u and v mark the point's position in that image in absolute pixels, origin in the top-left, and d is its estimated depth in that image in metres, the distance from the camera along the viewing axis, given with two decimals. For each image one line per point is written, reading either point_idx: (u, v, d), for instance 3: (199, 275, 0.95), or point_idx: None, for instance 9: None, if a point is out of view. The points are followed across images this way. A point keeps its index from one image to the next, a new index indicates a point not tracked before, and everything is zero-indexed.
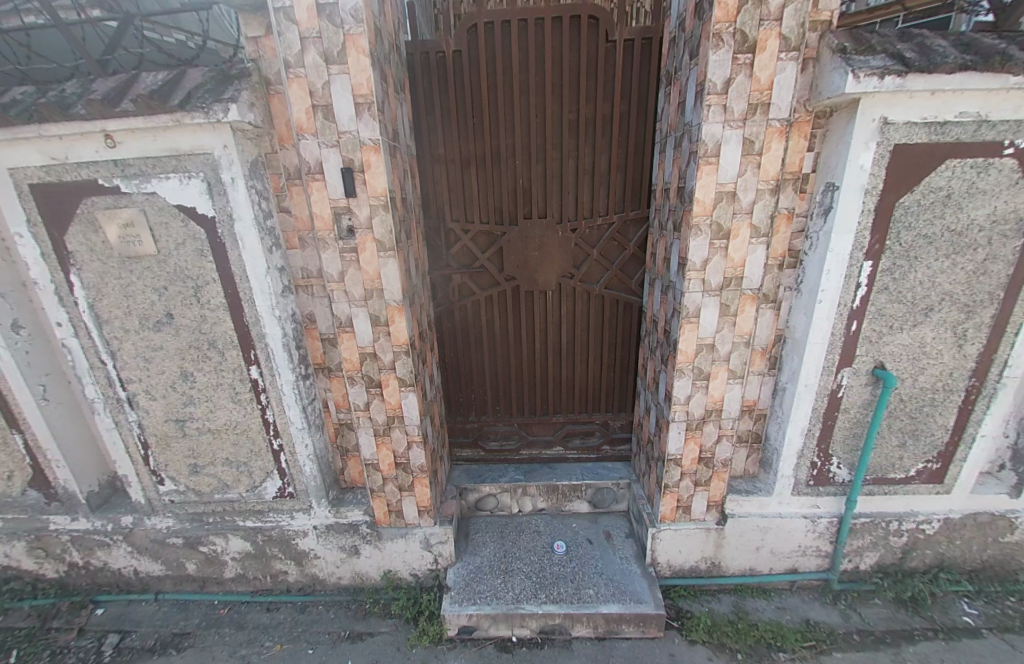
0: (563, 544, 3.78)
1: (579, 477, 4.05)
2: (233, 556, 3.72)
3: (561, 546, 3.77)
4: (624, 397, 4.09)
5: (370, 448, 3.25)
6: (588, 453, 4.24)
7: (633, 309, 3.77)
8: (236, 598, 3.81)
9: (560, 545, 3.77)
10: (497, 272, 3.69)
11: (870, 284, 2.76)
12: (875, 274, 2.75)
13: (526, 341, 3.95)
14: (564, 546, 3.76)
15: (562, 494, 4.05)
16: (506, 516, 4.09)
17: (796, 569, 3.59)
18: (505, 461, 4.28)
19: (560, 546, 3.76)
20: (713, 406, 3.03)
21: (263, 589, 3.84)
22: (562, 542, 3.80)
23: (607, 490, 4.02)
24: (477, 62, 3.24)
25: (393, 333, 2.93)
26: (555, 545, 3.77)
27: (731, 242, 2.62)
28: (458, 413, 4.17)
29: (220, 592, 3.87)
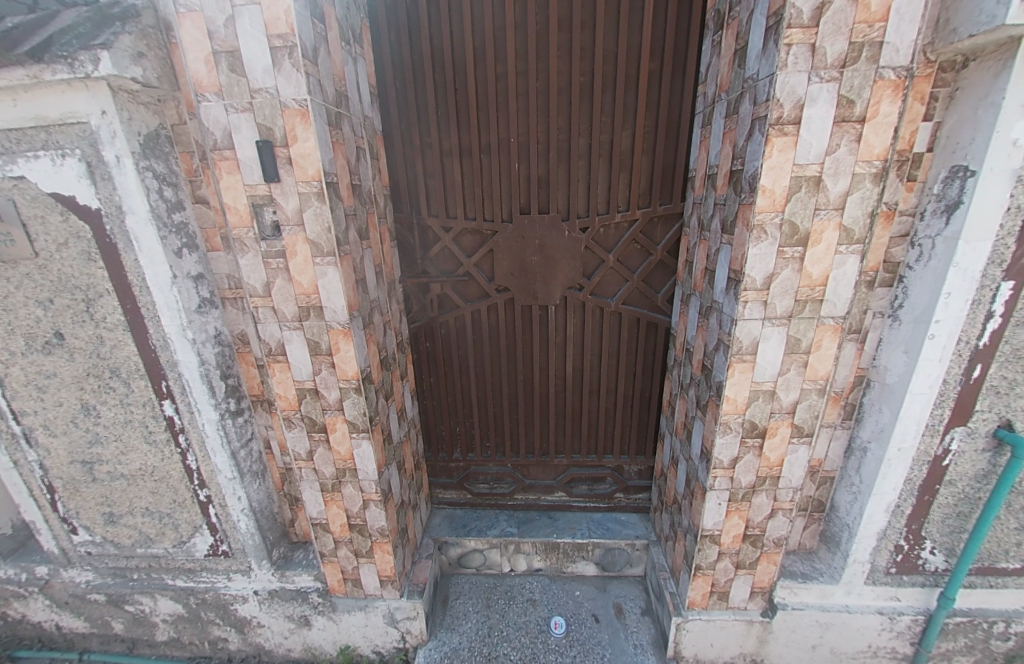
0: (561, 622, 3.20)
1: (585, 533, 3.36)
2: (163, 618, 3.09)
3: (559, 623, 3.19)
4: (644, 437, 3.31)
5: (316, 505, 2.55)
6: (598, 502, 3.52)
7: (658, 332, 2.97)
8: None
9: (558, 622, 3.19)
10: (487, 282, 2.95)
11: (1006, 315, 1.93)
12: (1016, 301, 1.91)
13: (523, 367, 3.19)
14: (563, 626, 3.17)
15: (563, 553, 3.40)
16: (494, 575, 3.54)
17: None
18: (497, 508, 3.62)
19: (557, 624, 3.18)
20: (768, 472, 2.24)
21: (201, 656, 3.20)
22: (560, 618, 3.22)
23: (620, 552, 3.35)
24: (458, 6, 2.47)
25: (338, 365, 2.18)
26: (552, 622, 3.19)
27: (809, 251, 1.82)
28: (441, 449, 3.50)
29: (152, 657, 3.25)
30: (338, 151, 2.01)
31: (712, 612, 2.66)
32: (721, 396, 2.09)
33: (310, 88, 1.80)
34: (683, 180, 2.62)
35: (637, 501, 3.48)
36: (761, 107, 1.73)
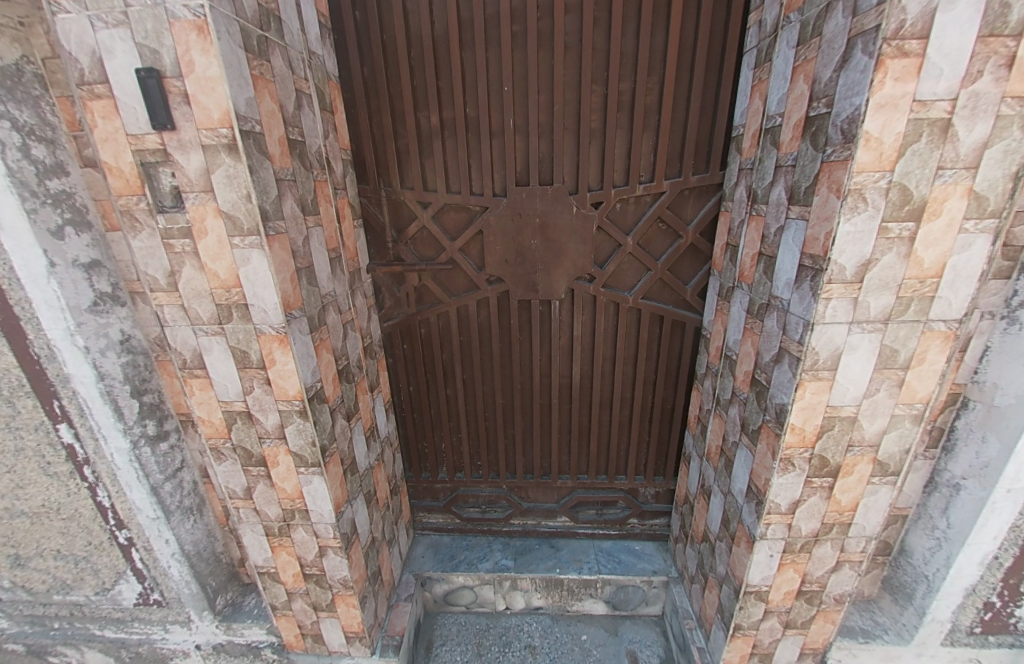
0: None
1: (592, 568, 2.97)
2: None
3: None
4: (662, 455, 2.82)
5: (261, 551, 2.10)
6: (608, 528, 3.16)
7: (685, 332, 2.44)
8: None
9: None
10: (476, 271, 2.41)
11: None
12: None
13: (521, 374, 2.67)
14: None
15: (568, 592, 3.03)
16: (488, 613, 3.16)
17: None
18: (490, 535, 3.25)
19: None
20: (835, 518, 1.77)
21: None
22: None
23: (634, 590, 2.98)
24: None
25: (275, 382, 1.64)
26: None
27: (924, 228, 1.29)
28: (424, 469, 3.03)
29: None
30: (262, 89, 1.45)
31: None
32: (783, 423, 1.57)
33: None
34: (724, 141, 2.07)
35: (649, 530, 3.12)
36: (866, 16, 1.17)
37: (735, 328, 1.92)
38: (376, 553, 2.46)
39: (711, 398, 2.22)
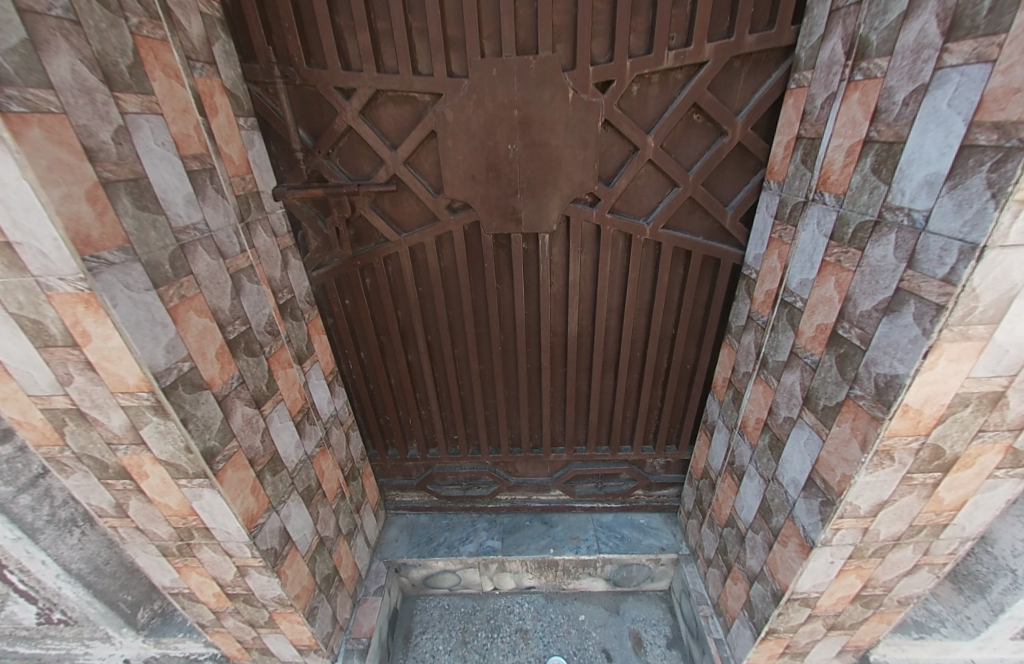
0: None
1: (591, 546, 2.61)
2: None
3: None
4: (675, 421, 2.36)
5: (165, 573, 1.68)
6: (608, 502, 2.76)
7: (715, 272, 1.86)
8: None
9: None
10: (433, 196, 1.75)
11: None
12: None
13: (500, 333, 2.10)
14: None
15: (564, 571, 2.67)
16: (473, 595, 2.84)
17: None
18: (475, 512, 2.89)
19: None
20: (929, 519, 1.34)
21: None
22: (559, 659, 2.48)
23: (638, 568, 2.63)
24: None
25: (98, 365, 1.11)
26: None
27: None
28: (390, 446, 2.60)
29: None
30: None
31: None
32: (892, 403, 1.08)
33: None
34: None
35: (656, 503, 2.72)
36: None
37: (808, 261, 1.37)
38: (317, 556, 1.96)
39: (751, 356, 1.70)
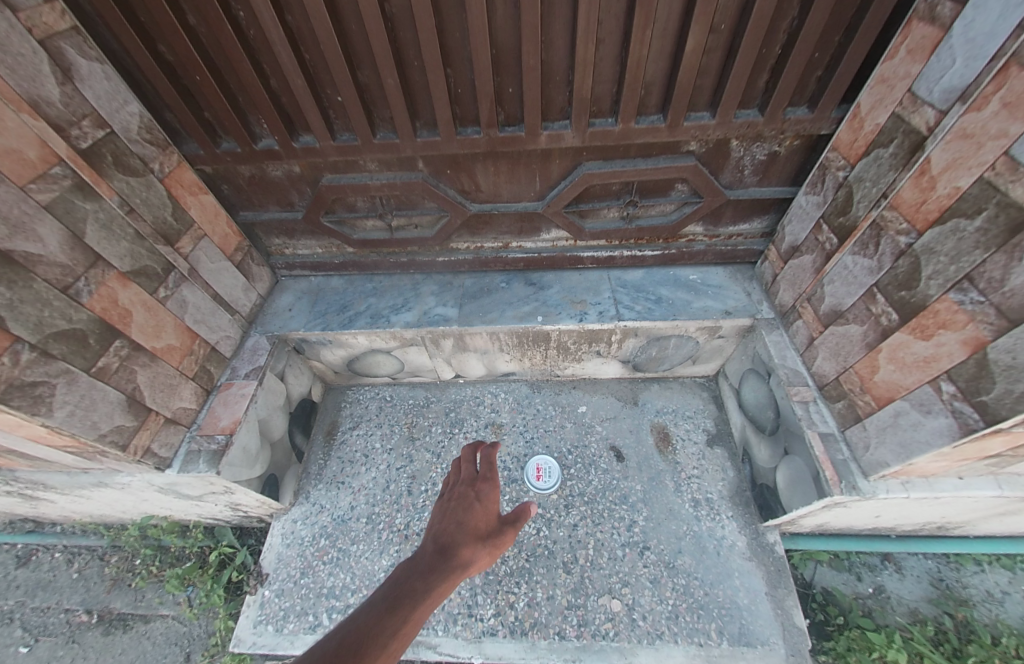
0: (549, 468, 1.64)
1: (605, 313, 1.51)
2: None
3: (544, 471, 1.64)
4: (843, 13, 0.97)
5: None
6: (641, 249, 1.56)
7: None
8: None
9: (548, 469, 1.64)
10: None
11: None
12: None
13: None
14: (550, 476, 1.63)
15: (558, 350, 1.65)
16: (427, 384, 1.92)
17: None
18: (419, 273, 1.70)
19: (541, 471, 1.64)
20: None
21: None
22: (546, 459, 1.67)
23: (686, 344, 1.57)
24: None
25: None
26: (529, 468, 1.65)
27: None
28: (224, 134, 1.31)
29: None
30: None
31: (940, 489, 1.07)
32: None
33: None
34: None
35: (726, 247, 1.53)
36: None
37: None
38: None
39: None
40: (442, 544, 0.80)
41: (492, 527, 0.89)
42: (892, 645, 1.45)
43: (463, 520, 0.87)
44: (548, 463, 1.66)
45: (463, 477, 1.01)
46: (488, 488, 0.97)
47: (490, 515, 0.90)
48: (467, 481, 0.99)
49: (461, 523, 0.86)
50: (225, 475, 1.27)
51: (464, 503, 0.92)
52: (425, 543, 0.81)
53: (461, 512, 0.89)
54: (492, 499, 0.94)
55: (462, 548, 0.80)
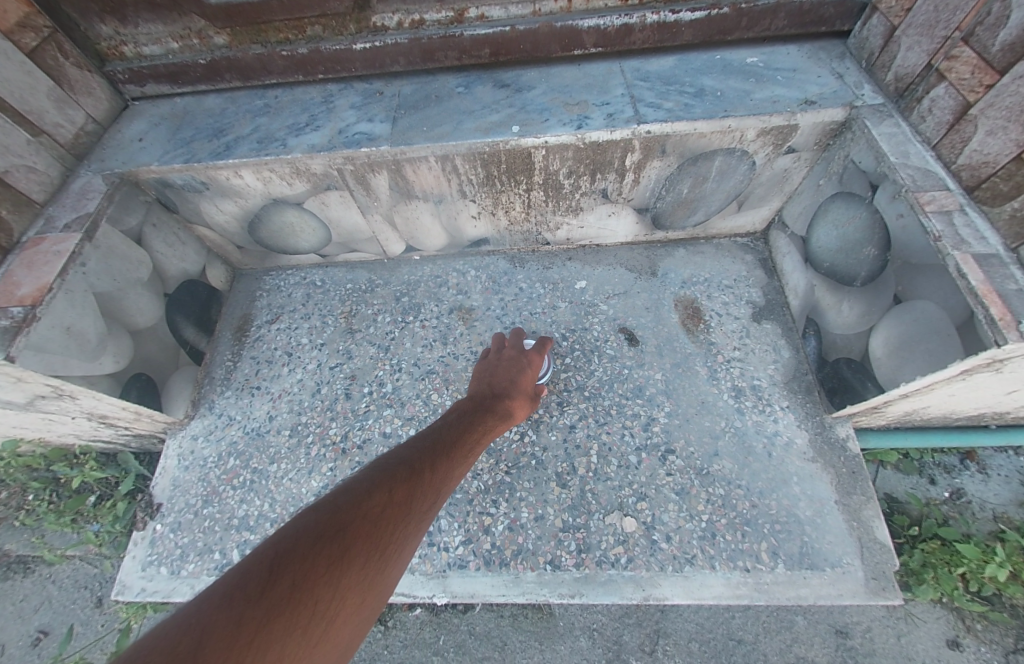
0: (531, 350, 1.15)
1: (617, 115, 0.99)
2: None
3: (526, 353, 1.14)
4: None
5: None
6: (676, 9, 1.01)
7: None
8: None
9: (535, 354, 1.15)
10: None
11: None
12: None
13: None
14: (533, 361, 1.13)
15: (549, 193, 1.15)
16: (371, 264, 1.37)
17: None
18: (335, 84, 1.15)
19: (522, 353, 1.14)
20: None
21: None
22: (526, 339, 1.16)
23: (733, 172, 1.10)
24: None
25: None
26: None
27: None
28: None
29: None
30: None
31: None
32: None
33: None
34: None
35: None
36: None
37: None
38: None
39: None
40: (508, 385, 0.91)
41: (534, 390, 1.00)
42: (987, 559, 1.13)
43: (519, 370, 0.96)
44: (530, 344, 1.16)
45: (514, 342, 1.06)
46: (537, 352, 1.04)
47: (536, 381, 1.00)
48: (519, 342, 1.05)
49: (517, 379, 0.94)
50: (27, 363, 0.80)
51: (514, 360, 0.98)
52: (489, 383, 0.91)
53: (519, 365, 0.98)
54: (537, 360, 1.03)
55: (517, 394, 0.90)
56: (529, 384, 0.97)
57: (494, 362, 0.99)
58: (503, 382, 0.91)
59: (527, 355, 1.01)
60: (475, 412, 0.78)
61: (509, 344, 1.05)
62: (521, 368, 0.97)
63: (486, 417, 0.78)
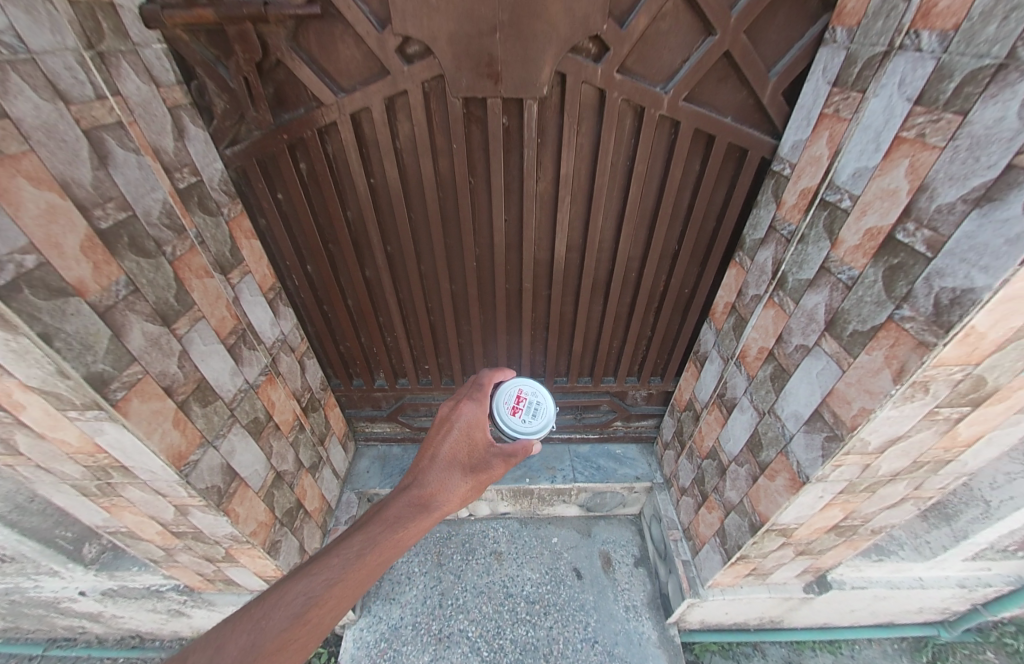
0: (533, 405, 1.42)
1: (567, 476, 2.51)
2: None
3: (530, 407, 1.42)
4: (663, 349, 2.05)
5: (93, 513, 1.45)
6: (586, 433, 2.60)
7: (738, 165, 1.36)
8: (23, 653, 2.55)
9: (537, 408, 1.43)
10: (377, 30, 1.10)
11: None
12: None
13: (476, 246, 1.61)
14: (534, 415, 1.41)
15: (538, 499, 2.60)
16: (449, 521, 2.75)
17: (892, 624, 2.53)
18: None
19: (526, 407, 1.42)
20: (934, 456, 1.19)
21: (97, 639, 2.56)
22: (532, 393, 1.46)
23: (613, 495, 2.60)
24: None
25: None
26: (509, 395, 1.43)
27: None
28: (354, 375, 2.23)
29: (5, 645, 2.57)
30: None
31: (740, 592, 2.02)
32: (948, 327, 0.83)
33: None
34: None
35: (636, 435, 2.60)
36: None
37: (868, 141, 0.96)
38: (274, 493, 1.72)
39: (766, 275, 1.37)
40: (437, 460, 1.28)
41: (469, 457, 1.29)
42: None
43: (452, 437, 1.33)
44: (535, 398, 1.45)
45: (471, 391, 1.47)
46: (480, 404, 1.40)
47: (469, 447, 1.31)
48: (470, 399, 1.43)
49: (441, 455, 1.28)
50: None
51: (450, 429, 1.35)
52: (424, 462, 1.27)
53: (454, 440, 1.32)
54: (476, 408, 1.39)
55: (434, 477, 1.22)
56: (473, 456, 1.30)
57: (438, 430, 1.36)
58: (431, 459, 1.28)
59: (471, 417, 1.37)
60: (376, 526, 1.04)
61: (457, 405, 1.42)
62: (460, 437, 1.33)
63: (366, 541, 1.00)
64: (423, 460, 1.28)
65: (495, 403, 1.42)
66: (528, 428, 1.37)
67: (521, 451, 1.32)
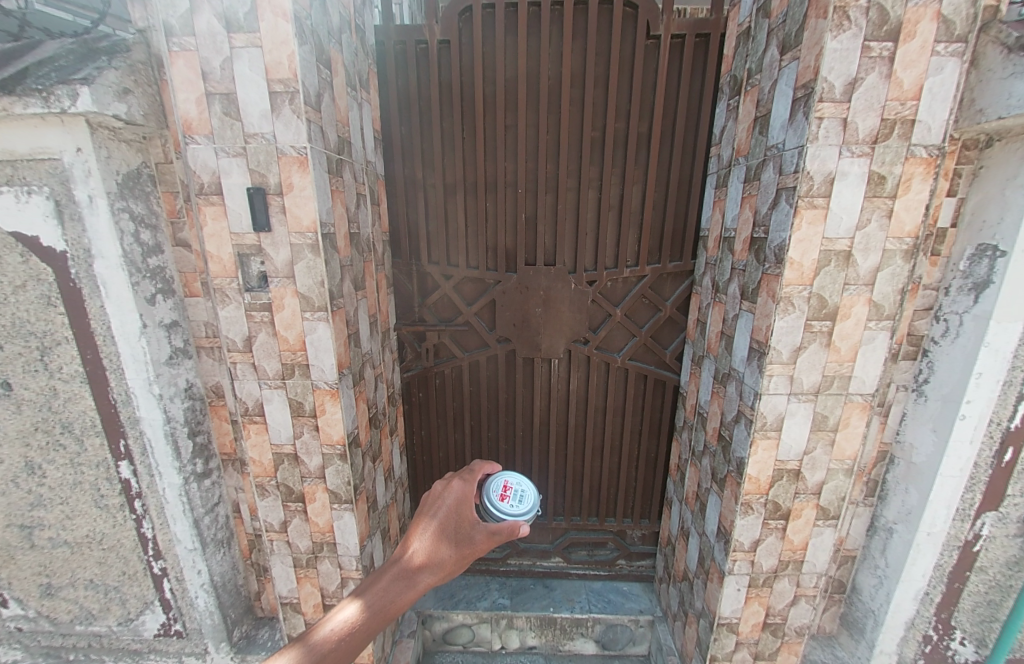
0: (519, 492, 1.86)
1: (584, 607, 3.07)
2: None
3: (517, 495, 1.86)
4: (645, 497, 3.02)
5: (288, 582, 2.31)
6: (597, 569, 3.29)
7: (662, 389, 2.68)
8: None
9: (524, 495, 1.86)
10: (488, 331, 2.63)
11: None
12: None
13: (524, 421, 2.84)
14: (521, 500, 1.84)
15: (560, 630, 3.05)
16: (484, 653, 3.11)
17: None
18: (488, 575, 3.33)
19: (513, 494, 1.86)
20: (790, 555, 2.11)
21: None
22: (517, 484, 1.89)
23: (622, 629, 3.04)
24: (454, 65, 2.31)
25: (322, 428, 1.94)
26: (498, 486, 1.86)
27: (882, 341, 1.71)
28: None
29: None
30: (336, 199, 1.79)
31: None
32: (743, 473, 1.93)
33: (310, 136, 1.61)
34: (693, 241, 2.39)
35: (637, 572, 3.26)
36: (828, 105, 1.46)
37: (706, 387, 2.23)
38: None
39: (687, 448, 2.51)
40: (427, 533, 1.63)
41: (453, 536, 1.63)
42: None
43: (440, 514, 1.69)
44: (520, 487, 1.88)
45: (465, 478, 1.86)
46: (467, 485, 1.82)
47: (459, 527, 1.67)
48: (460, 481, 1.85)
49: (430, 528, 1.65)
50: None
51: (438, 509, 1.72)
52: (416, 536, 1.62)
53: (443, 516, 1.69)
54: (462, 493, 1.79)
55: (424, 551, 1.58)
56: (459, 532, 1.65)
57: (431, 504, 1.74)
58: (422, 533, 1.63)
59: (459, 496, 1.78)
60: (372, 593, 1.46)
61: (447, 485, 1.83)
62: (448, 515, 1.70)
63: (360, 613, 1.42)
64: (415, 527, 1.66)
65: (486, 490, 1.85)
66: (514, 510, 1.79)
67: (505, 529, 1.63)
